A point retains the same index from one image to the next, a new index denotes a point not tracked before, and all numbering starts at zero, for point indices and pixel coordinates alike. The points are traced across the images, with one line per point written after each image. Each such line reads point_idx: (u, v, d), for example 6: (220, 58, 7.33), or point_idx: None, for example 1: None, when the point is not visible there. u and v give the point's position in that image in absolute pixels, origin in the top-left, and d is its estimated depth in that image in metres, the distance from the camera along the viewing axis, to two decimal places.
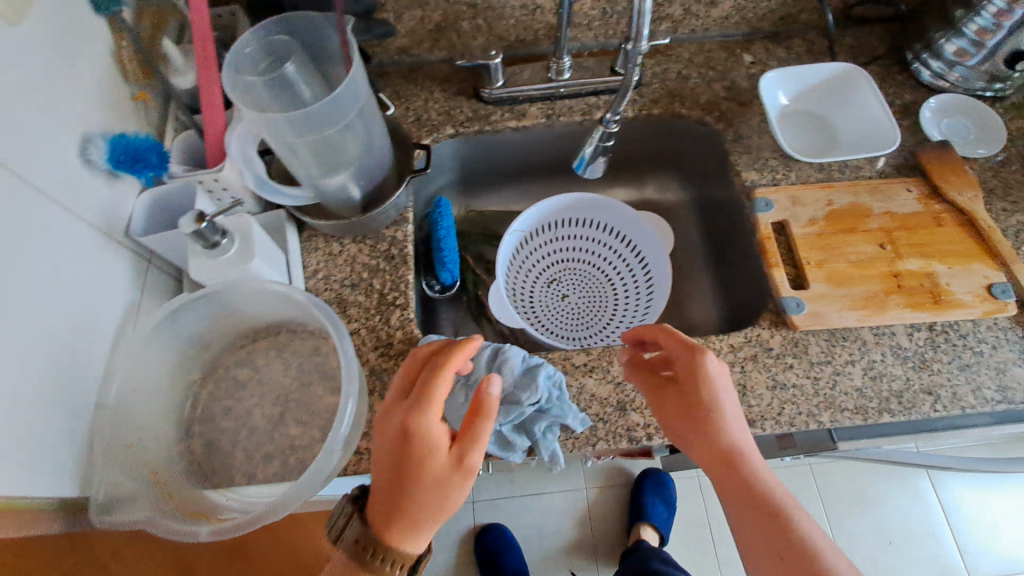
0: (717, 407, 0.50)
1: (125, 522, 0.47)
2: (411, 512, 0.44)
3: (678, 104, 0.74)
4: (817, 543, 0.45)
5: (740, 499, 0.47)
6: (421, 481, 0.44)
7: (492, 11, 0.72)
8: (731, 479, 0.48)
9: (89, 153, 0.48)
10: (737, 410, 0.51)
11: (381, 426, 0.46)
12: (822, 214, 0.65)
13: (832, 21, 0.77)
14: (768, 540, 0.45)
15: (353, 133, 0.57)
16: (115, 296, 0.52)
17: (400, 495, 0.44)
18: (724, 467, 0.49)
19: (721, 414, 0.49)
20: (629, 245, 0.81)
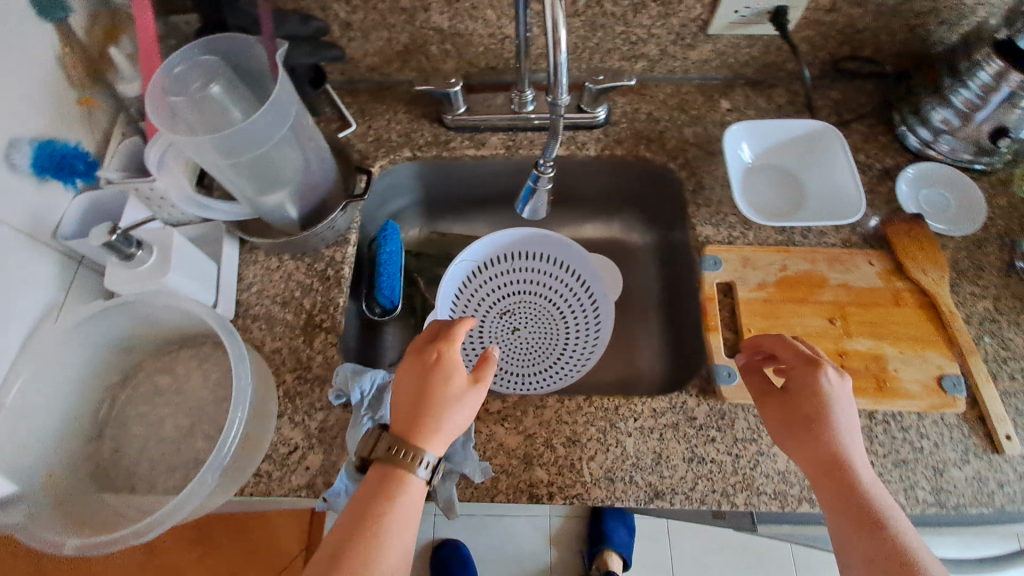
0: (828, 397, 0.47)
1: (2, 523, 0.47)
2: (429, 421, 0.46)
3: (643, 146, 0.71)
4: (888, 511, 0.42)
5: (863, 517, 0.42)
6: (437, 398, 0.46)
7: (460, 37, 0.71)
8: (852, 488, 0.44)
9: (12, 157, 0.50)
10: (847, 403, 0.48)
11: (406, 362, 0.49)
12: (774, 278, 0.61)
13: (808, 79, 0.71)
14: (846, 506, 0.43)
15: (286, 157, 0.57)
16: (31, 296, 0.53)
17: (418, 409, 0.46)
18: (850, 475, 0.44)
19: (827, 401, 0.47)
20: (581, 282, 0.77)
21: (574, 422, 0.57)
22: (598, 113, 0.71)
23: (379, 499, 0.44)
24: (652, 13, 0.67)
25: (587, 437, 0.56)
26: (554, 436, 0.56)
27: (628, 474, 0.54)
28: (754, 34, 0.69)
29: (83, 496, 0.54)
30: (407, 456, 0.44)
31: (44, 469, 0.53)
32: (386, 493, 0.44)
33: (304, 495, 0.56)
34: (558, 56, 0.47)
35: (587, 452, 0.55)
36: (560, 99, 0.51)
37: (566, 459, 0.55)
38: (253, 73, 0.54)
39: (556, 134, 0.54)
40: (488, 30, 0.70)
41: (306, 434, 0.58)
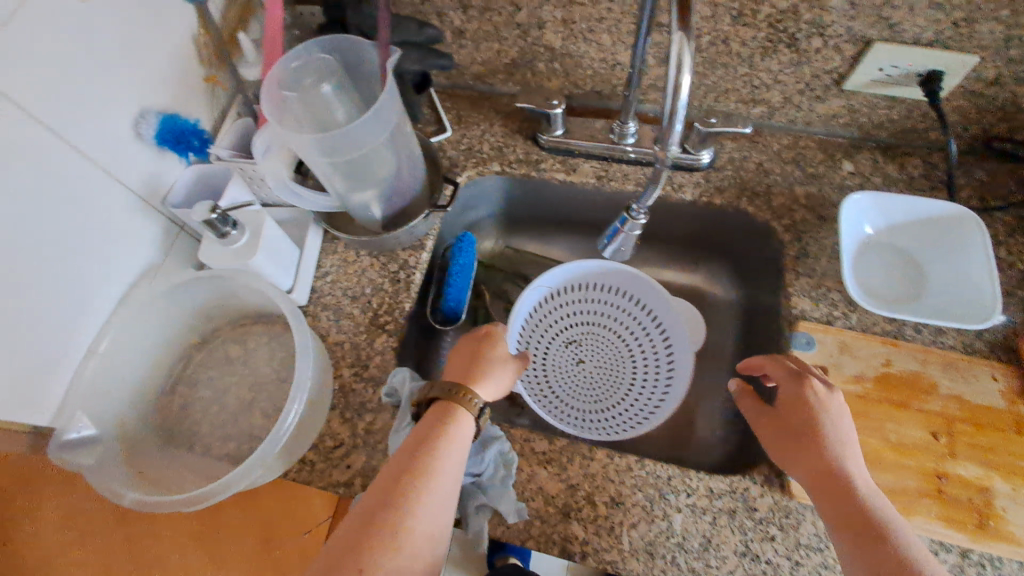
0: (816, 406, 0.49)
1: (77, 462, 0.51)
2: (477, 371, 0.55)
3: (747, 199, 0.66)
4: (887, 516, 0.42)
5: (862, 525, 0.42)
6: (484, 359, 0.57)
7: (571, 58, 0.69)
8: (844, 500, 0.44)
9: (139, 127, 0.55)
10: (842, 417, 0.49)
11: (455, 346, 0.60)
12: (873, 373, 0.56)
13: (957, 152, 0.63)
14: (845, 511, 0.43)
15: (382, 158, 0.57)
16: (135, 255, 0.57)
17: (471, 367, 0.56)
18: (839, 487, 0.45)
19: (818, 414, 0.49)
20: (657, 324, 0.73)
21: (620, 483, 0.54)
22: (703, 156, 0.67)
23: (426, 443, 0.48)
24: (784, 58, 0.62)
25: (632, 502, 0.53)
26: (598, 492, 0.54)
27: (670, 552, 0.51)
28: (899, 96, 0.63)
29: (150, 449, 0.57)
30: (463, 394, 0.52)
31: (120, 418, 0.56)
32: (434, 436, 0.49)
33: (340, 491, 0.57)
34: (675, 101, 0.43)
35: (630, 518, 0.52)
36: (668, 155, 0.47)
37: (606, 520, 0.52)
38: (362, 74, 0.55)
39: (656, 183, 0.50)
40: (601, 55, 0.68)
41: (353, 432, 0.59)
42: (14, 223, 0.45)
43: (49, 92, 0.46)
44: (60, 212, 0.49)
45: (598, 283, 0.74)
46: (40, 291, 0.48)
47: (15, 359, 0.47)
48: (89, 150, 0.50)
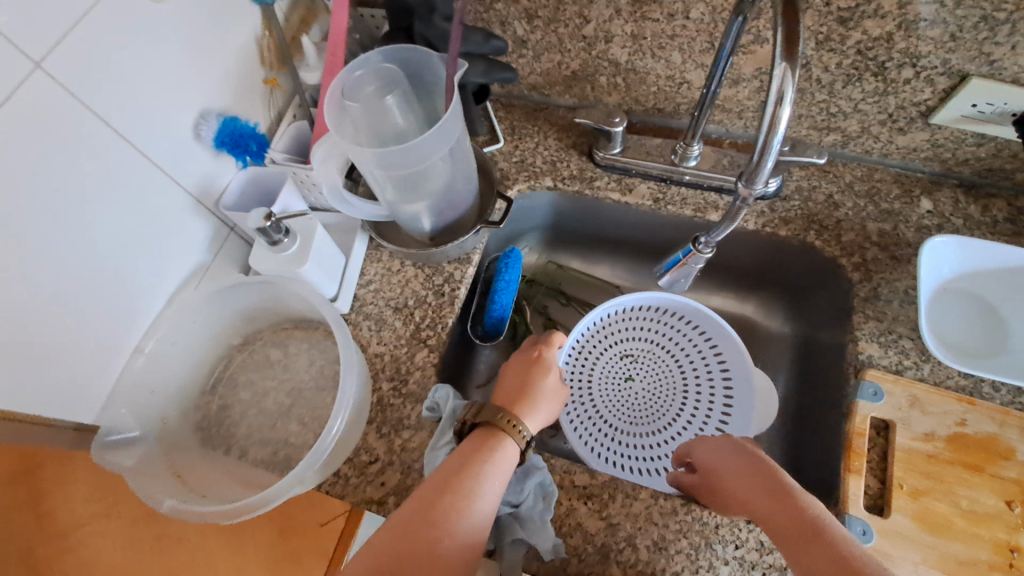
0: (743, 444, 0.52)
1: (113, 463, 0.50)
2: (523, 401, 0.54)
3: (814, 232, 0.63)
4: (824, 515, 0.42)
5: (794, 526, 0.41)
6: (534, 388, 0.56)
7: (635, 74, 0.66)
8: (779, 509, 0.43)
9: (200, 129, 0.54)
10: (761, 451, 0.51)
11: (507, 365, 0.59)
12: (945, 432, 0.52)
13: None
14: (780, 519, 0.43)
15: (438, 172, 0.56)
16: (183, 254, 0.57)
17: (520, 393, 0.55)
18: (772, 502, 0.44)
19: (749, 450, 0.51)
20: (721, 360, 0.69)
21: (665, 527, 0.51)
22: (771, 183, 0.63)
23: (476, 452, 0.47)
24: (868, 87, 0.58)
25: (675, 548, 0.50)
26: (640, 535, 0.51)
27: None
28: (989, 135, 0.58)
29: (188, 448, 0.57)
30: (507, 421, 0.50)
31: (161, 416, 0.56)
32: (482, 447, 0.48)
33: (373, 509, 0.55)
34: (771, 138, 0.40)
35: (673, 566, 0.50)
36: (753, 191, 0.45)
37: (648, 565, 0.50)
38: (426, 85, 0.54)
39: (732, 219, 0.48)
40: (667, 72, 0.65)
41: (389, 449, 0.58)
42: (73, 220, 0.45)
43: (113, 89, 0.46)
44: (118, 211, 0.49)
45: (669, 308, 0.71)
46: (95, 289, 0.48)
47: (66, 354, 0.47)
48: (150, 151, 0.50)
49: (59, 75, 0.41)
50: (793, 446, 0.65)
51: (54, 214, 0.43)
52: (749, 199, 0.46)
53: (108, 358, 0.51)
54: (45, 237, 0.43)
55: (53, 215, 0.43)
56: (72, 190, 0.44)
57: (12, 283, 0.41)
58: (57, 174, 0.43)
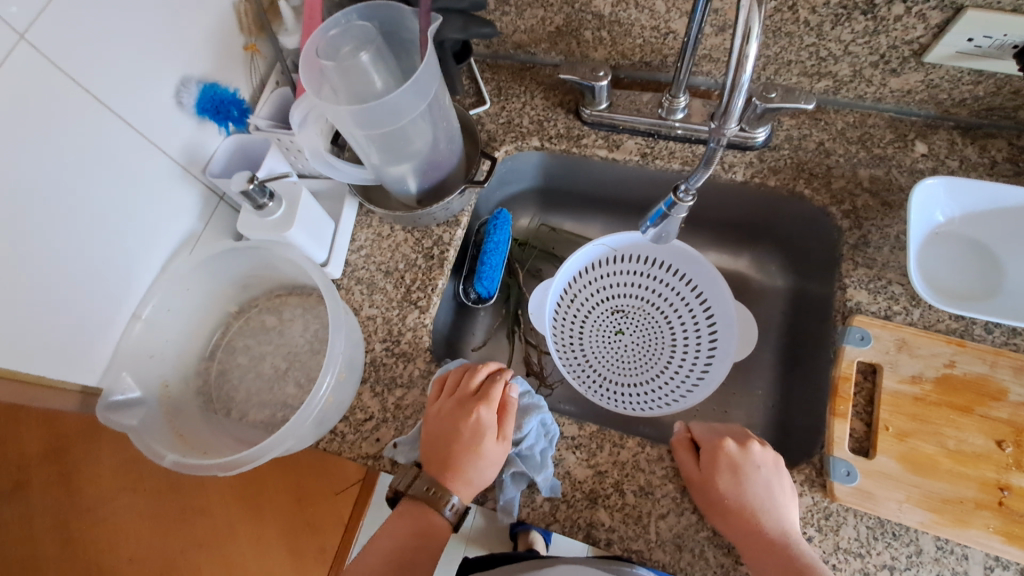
0: (742, 461, 0.50)
1: (117, 423, 0.52)
2: (454, 479, 0.50)
3: (803, 181, 0.62)
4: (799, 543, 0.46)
5: (771, 554, 0.45)
6: (479, 421, 0.52)
7: (620, 25, 0.65)
8: (758, 535, 0.46)
9: (182, 96, 0.55)
10: (761, 464, 0.50)
11: (437, 409, 0.53)
12: (934, 374, 0.52)
13: None
14: (756, 543, 0.46)
15: (419, 129, 0.56)
16: (175, 223, 0.58)
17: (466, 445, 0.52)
18: (755, 532, 0.46)
19: (743, 469, 0.49)
20: (708, 310, 0.69)
21: (650, 473, 0.52)
22: (757, 134, 0.63)
23: (454, 465, 0.51)
24: (857, 28, 0.56)
25: (661, 493, 0.51)
26: (626, 481, 0.52)
27: (700, 547, 0.49)
28: (987, 71, 0.56)
29: (192, 411, 0.59)
30: (434, 497, 0.50)
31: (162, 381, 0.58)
32: (459, 463, 0.51)
33: (370, 463, 0.57)
34: (739, 74, 0.39)
35: (659, 509, 0.51)
36: (727, 131, 0.44)
37: (634, 510, 0.51)
38: (402, 44, 0.54)
39: (708, 164, 0.46)
40: (652, 23, 0.63)
41: (383, 406, 0.59)
42: (63, 190, 0.46)
43: (96, 59, 0.46)
44: (106, 180, 0.50)
45: (654, 259, 0.71)
46: (88, 257, 0.50)
47: (66, 320, 0.49)
48: (135, 121, 0.51)
49: (43, 47, 0.42)
50: (784, 399, 0.65)
51: (44, 184, 0.44)
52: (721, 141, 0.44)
53: (105, 324, 0.53)
54: (36, 206, 0.44)
55: (45, 185, 0.44)
56: (60, 160, 0.45)
57: (12, 251, 0.43)
58: (44, 143, 0.44)
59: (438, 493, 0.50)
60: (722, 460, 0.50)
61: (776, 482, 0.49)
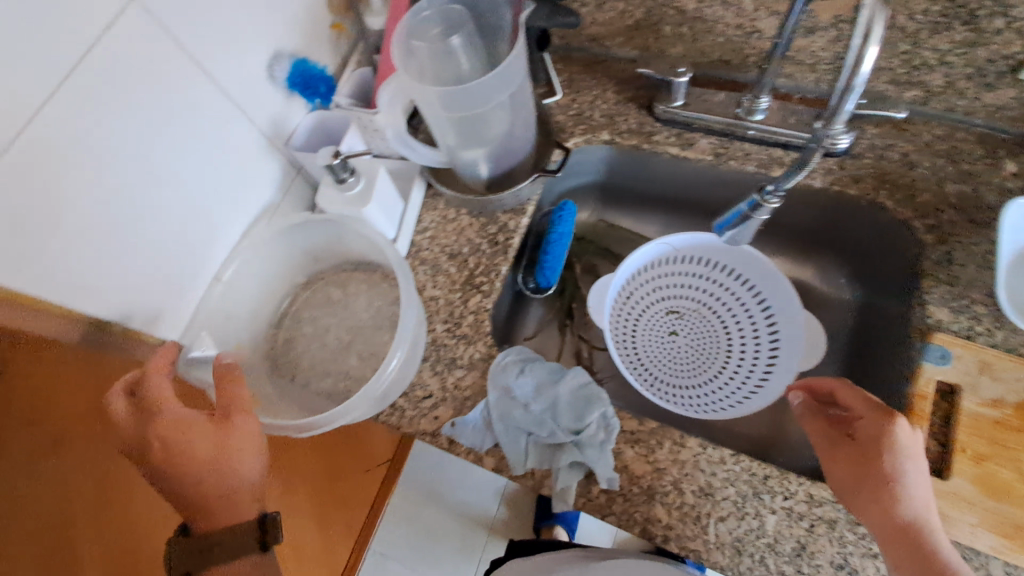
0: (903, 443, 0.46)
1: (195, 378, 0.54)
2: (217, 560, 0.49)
3: (885, 191, 0.60)
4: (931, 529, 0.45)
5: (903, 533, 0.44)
6: (165, 423, 0.47)
7: (703, 22, 0.64)
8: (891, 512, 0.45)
9: (274, 69, 0.57)
10: (917, 450, 0.46)
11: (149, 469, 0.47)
12: (1017, 399, 0.50)
13: None
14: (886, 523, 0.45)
15: (499, 115, 0.56)
16: (255, 192, 0.60)
17: (229, 443, 0.49)
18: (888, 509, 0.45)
19: (898, 450, 0.46)
20: (768, 317, 0.68)
21: (711, 474, 0.52)
22: (842, 139, 0.60)
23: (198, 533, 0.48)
24: (958, 36, 0.54)
25: (721, 495, 0.51)
26: (686, 480, 0.52)
27: (759, 552, 0.49)
28: None
29: (258, 375, 0.61)
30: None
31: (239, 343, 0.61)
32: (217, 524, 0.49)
33: (427, 440, 0.58)
34: (855, 72, 0.39)
35: (718, 511, 0.50)
36: (832, 130, 0.44)
37: (692, 510, 0.51)
38: (490, 31, 0.55)
39: (804, 166, 0.46)
40: (737, 21, 0.62)
41: (442, 386, 0.60)
42: (161, 150, 0.48)
43: (201, 26, 0.48)
44: (202, 144, 0.52)
45: (716, 262, 0.70)
46: (180, 215, 0.52)
47: (154, 276, 0.51)
48: (230, 89, 0.53)
49: (155, 7, 0.44)
50: None
51: (145, 142, 0.46)
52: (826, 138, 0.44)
53: (189, 282, 0.55)
54: (136, 163, 0.46)
55: (145, 144, 0.46)
56: (160, 121, 0.47)
57: (111, 204, 0.45)
58: (148, 103, 0.46)
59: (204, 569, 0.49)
60: (871, 435, 0.47)
61: (920, 475, 0.46)
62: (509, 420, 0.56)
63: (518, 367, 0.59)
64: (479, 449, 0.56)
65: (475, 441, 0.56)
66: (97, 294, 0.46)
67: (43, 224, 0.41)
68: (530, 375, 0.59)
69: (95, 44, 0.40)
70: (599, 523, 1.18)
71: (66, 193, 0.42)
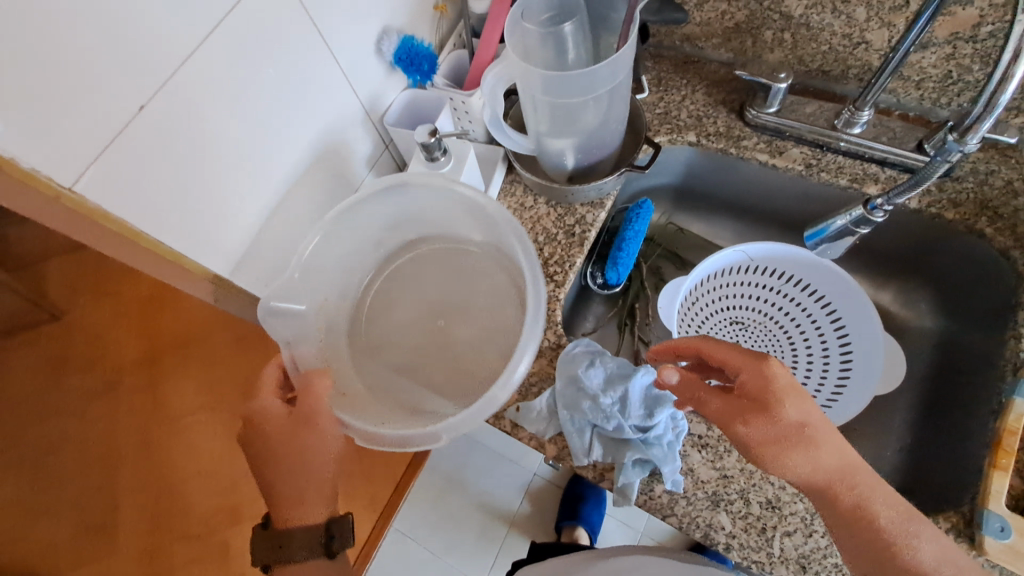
0: (779, 387, 0.42)
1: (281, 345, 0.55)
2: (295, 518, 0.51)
3: (986, 219, 0.58)
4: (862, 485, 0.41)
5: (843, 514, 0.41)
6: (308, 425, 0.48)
7: (807, 29, 0.63)
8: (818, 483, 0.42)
9: (382, 45, 0.59)
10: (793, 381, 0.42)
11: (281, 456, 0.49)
12: None
13: None
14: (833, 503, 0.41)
15: (597, 106, 0.57)
16: (347, 162, 0.62)
17: (307, 450, 0.48)
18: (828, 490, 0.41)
19: (781, 396, 0.41)
20: (841, 335, 0.66)
21: (780, 488, 0.51)
22: None
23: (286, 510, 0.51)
24: None
25: (789, 510, 0.50)
26: (753, 490, 0.51)
27: (825, 572, 0.48)
28: None
29: None
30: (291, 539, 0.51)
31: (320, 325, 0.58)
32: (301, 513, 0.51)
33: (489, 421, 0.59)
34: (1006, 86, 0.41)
35: (786, 526, 0.50)
36: (966, 145, 0.47)
37: (759, 521, 0.50)
38: (601, 21, 0.56)
39: (925, 180, 0.50)
40: (845, 30, 0.61)
41: None
42: (275, 113, 0.50)
43: None
44: (310, 110, 0.54)
45: (790, 274, 0.69)
46: (284, 178, 0.54)
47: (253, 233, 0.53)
48: (341, 62, 0.55)
49: None
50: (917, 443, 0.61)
51: (263, 103, 0.48)
52: (960, 150, 0.47)
53: (284, 244, 0.57)
54: (253, 122, 0.48)
55: (263, 106, 0.49)
56: (278, 86, 0.49)
57: (228, 159, 0.47)
58: (269, 66, 0.48)
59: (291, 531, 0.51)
60: (756, 391, 0.42)
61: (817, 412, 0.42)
62: (575, 413, 0.56)
63: (587, 359, 0.58)
64: (544, 436, 0.57)
65: (540, 426, 0.57)
66: (210, 246, 0.48)
67: (171, 170, 0.43)
68: (601, 369, 0.57)
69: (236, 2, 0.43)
70: (622, 528, 1.17)
71: (194, 143, 0.44)
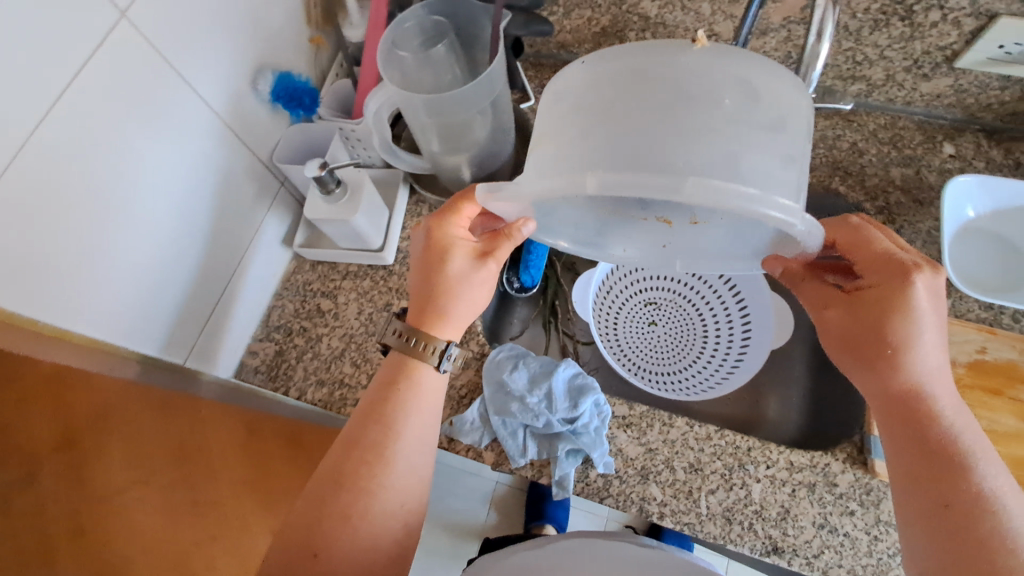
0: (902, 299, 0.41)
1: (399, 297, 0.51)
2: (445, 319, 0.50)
3: (838, 179, 0.66)
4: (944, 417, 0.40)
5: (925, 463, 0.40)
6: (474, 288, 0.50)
7: (665, 27, 0.68)
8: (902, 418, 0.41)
9: (258, 84, 0.58)
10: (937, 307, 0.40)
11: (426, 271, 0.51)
12: (966, 360, 0.55)
13: None
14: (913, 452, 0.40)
15: (480, 119, 0.59)
16: (242, 205, 0.60)
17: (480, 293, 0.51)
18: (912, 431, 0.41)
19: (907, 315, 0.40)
20: (741, 304, 0.69)
21: (700, 451, 0.55)
22: None
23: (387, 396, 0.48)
24: (894, 33, 0.60)
25: (710, 469, 0.54)
26: (677, 458, 0.55)
27: (748, 520, 0.52)
28: (1014, 77, 0.60)
29: None
30: (421, 346, 0.49)
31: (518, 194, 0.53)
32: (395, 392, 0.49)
33: None
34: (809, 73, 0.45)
35: (709, 485, 0.54)
36: None
37: (685, 485, 0.54)
38: (468, 41, 0.58)
39: None
40: (696, 25, 0.67)
41: None
42: (149, 166, 0.48)
43: (184, 42, 0.49)
44: (188, 157, 0.52)
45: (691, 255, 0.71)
46: (170, 230, 0.52)
47: (142, 293, 0.51)
48: (215, 105, 0.54)
49: (139, 26, 0.44)
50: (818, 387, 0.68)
51: (132, 157, 0.47)
52: None
53: (181, 298, 0.55)
54: (124, 180, 0.46)
55: (133, 161, 0.47)
56: (148, 138, 0.48)
57: (98, 222, 0.45)
58: (135, 120, 0.46)
59: (422, 338, 0.49)
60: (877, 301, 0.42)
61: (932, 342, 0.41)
62: (507, 416, 0.57)
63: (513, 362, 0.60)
64: (479, 445, 0.58)
65: (475, 436, 0.58)
66: (91, 313, 0.46)
67: (32, 243, 0.40)
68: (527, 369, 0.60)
69: (88, 58, 0.41)
70: (589, 517, 1.21)
71: (57, 209, 0.41)
